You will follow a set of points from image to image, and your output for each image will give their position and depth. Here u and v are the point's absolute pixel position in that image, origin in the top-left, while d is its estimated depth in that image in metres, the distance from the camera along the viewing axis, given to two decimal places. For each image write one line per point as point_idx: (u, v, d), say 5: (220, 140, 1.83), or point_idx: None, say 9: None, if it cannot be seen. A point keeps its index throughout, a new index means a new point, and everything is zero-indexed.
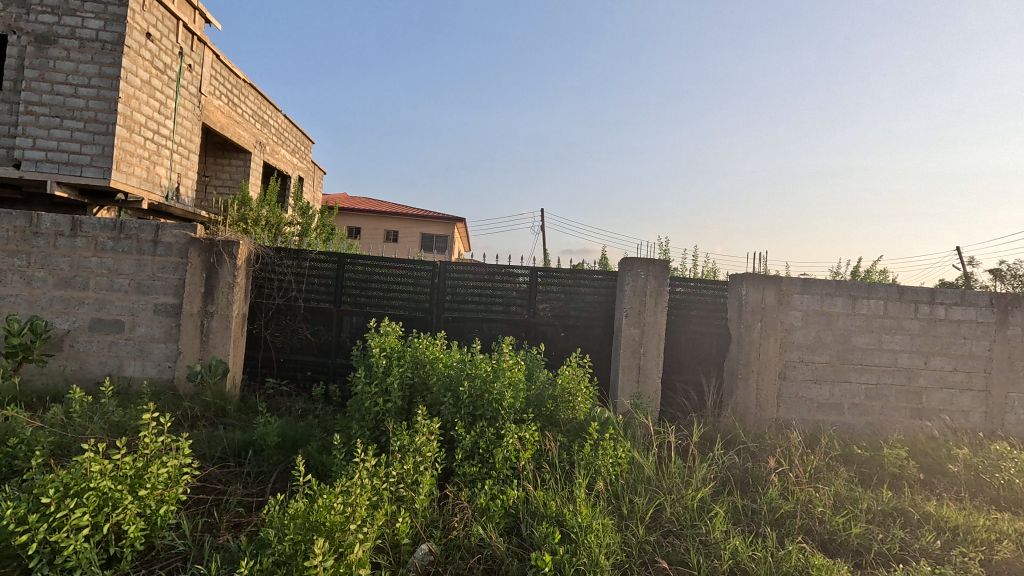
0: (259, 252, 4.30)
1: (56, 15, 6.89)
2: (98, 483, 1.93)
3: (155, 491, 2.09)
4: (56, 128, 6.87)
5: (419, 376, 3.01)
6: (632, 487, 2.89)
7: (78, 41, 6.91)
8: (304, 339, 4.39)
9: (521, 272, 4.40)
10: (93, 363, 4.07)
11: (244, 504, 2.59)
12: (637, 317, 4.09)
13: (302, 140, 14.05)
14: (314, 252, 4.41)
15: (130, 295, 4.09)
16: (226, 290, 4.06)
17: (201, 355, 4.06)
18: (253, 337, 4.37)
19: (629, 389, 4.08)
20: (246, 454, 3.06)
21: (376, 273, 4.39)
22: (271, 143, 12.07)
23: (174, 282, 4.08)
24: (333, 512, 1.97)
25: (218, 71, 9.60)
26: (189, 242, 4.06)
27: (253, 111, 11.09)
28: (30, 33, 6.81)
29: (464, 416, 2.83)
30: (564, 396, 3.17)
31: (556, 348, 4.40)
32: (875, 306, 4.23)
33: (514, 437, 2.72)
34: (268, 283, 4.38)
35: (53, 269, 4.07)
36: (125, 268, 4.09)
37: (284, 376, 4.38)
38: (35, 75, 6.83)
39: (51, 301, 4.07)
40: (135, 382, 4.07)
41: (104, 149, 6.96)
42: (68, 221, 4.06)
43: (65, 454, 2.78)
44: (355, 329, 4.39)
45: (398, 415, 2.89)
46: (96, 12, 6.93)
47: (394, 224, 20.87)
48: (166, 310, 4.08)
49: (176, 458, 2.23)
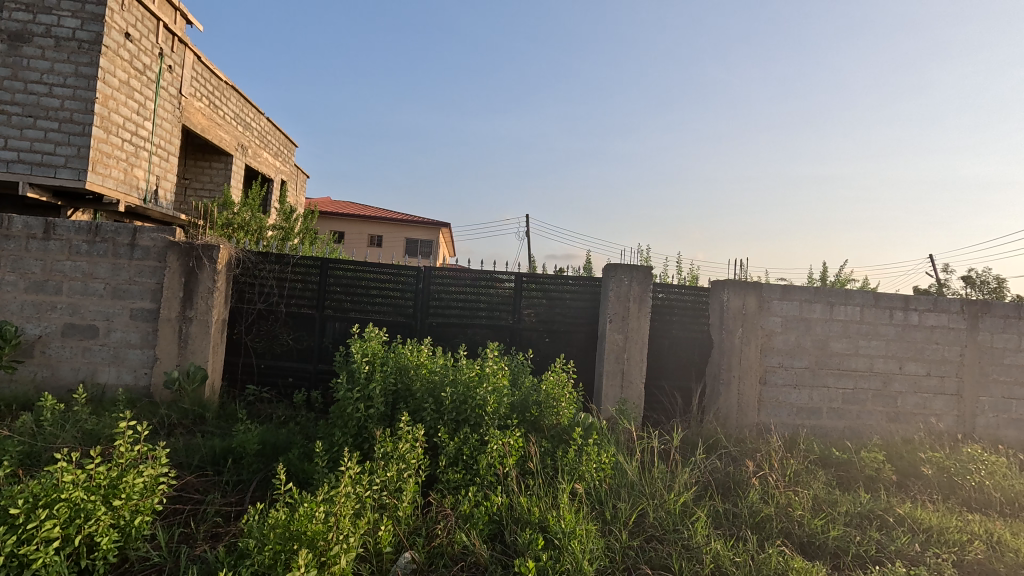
0: (240, 256, 4.24)
1: (30, 13, 6.73)
2: (70, 494, 1.88)
3: (130, 501, 2.04)
4: (29, 128, 6.70)
5: (402, 382, 2.99)
6: (615, 492, 2.91)
7: (53, 40, 6.77)
8: (286, 344, 4.33)
9: (505, 277, 4.41)
10: (66, 369, 3.96)
11: (222, 514, 2.53)
12: (621, 323, 4.13)
13: (286, 144, 13.95)
14: (296, 257, 4.36)
15: (104, 300, 3.99)
16: (205, 295, 3.99)
17: (179, 361, 3.97)
18: (234, 342, 4.30)
19: (613, 394, 4.11)
20: (224, 462, 3.00)
21: (359, 277, 4.35)
22: (254, 147, 11.93)
23: (151, 286, 4.00)
24: (314, 520, 1.94)
25: (200, 73, 9.47)
26: (167, 246, 3.98)
27: (235, 114, 10.95)
28: (4, 32, 6.66)
29: (448, 422, 2.81)
30: (549, 401, 3.13)
31: (541, 353, 4.41)
32: (852, 312, 4.33)
33: (499, 443, 2.71)
34: (249, 288, 4.32)
35: (25, 273, 3.96)
36: (100, 273, 3.99)
37: (265, 382, 4.31)
38: (8, 74, 6.68)
39: (21, 306, 3.96)
40: (110, 390, 3.96)
41: (80, 150, 6.79)
42: (41, 224, 3.95)
43: (35, 464, 2.70)
44: (338, 334, 4.35)
45: (381, 421, 2.86)
46: (74, 11, 6.80)
47: (379, 229, 20.76)
48: (143, 315, 3.99)
49: (153, 467, 2.17)
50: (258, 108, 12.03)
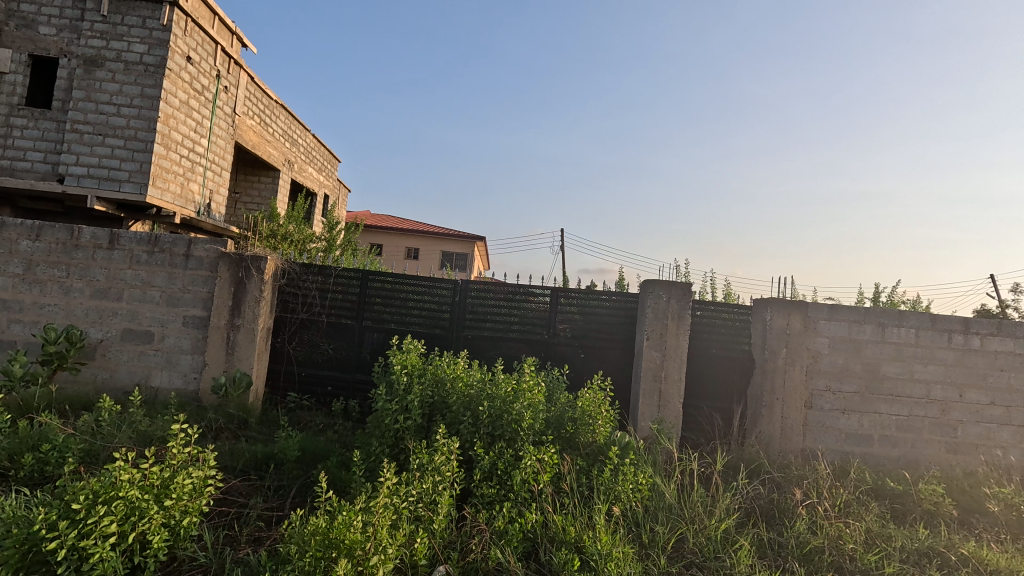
0: (286, 266, 4.41)
1: (104, 40, 7.30)
2: (126, 493, 1.96)
3: (180, 502, 2.12)
4: (98, 145, 7.20)
5: (439, 394, 3.02)
6: (652, 515, 2.83)
7: (123, 64, 7.29)
8: (326, 353, 4.45)
9: (541, 292, 4.41)
10: (123, 372, 4.18)
11: (264, 518, 2.60)
12: (658, 341, 4.05)
13: (330, 159, 14.50)
14: (337, 268, 4.50)
15: (160, 307, 4.21)
16: (253, 303, 4.16)
17: (226, 367, 4.13)
18: (277, 350, 4.44)
19: (650, 413, 4.02)
20: (266, 467, 3.08)
21: (398, 289, 4.45)
22: (300, 162, 12.43)
23: (203, 295, 4.19)
24: (352, 529, 1.97)
25: (253, 93, 9.99)
26: (219, 256, 4.18)
27: (284, 131, 11.46)
28: (81, 57, 7.25)
29: (483, 436, 2.81)
30: (584, 419, 3.09)
31: (576, 370, 4.37)
32: (905, 335, 4.11)
33: (533, 460, 2.68)
34: (293, 298, 4.47)
35: (90, 280, 4.22)
36: (157, 281, 4.21)
37: (305, 390, 4.43)
38: (82, 96, 7.23)
39: (86, 311, 4.21)
40: (162, 393, 4.15)
41: (142, 166, 7.23)
42: (107, 234, 4.22)
43: (94, 462, 2.85)
44: (376, 345, 4.43)
45: (417, 433, 2.89)
46: (142, 37, 7.32)
47: (416, 241, 21.20)
48: (194, 322, 4.19)
49: (201, 469, 2.25)
50: (305, 126, 12.57)
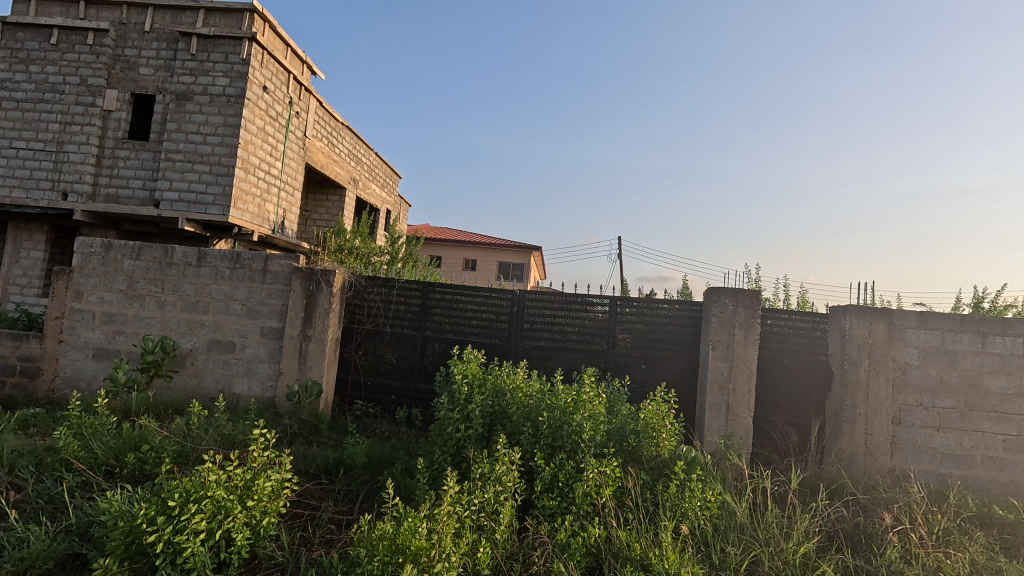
0: (353, 280, 4.62)
1: (193, 76, 8.03)
2: (214, 492, 2.12)
3: (260, 503, 2.26)
4: (188, 171, 7.90)
5: (499, 404, 3.03)
6: (723, 534, 2.69)
7: (209, 96, 7.98)
8: (390, 363, 4.60)
9: (600, 301, 4.35)
10: (209, 380, 4.52)
11: (335, 521, 2.71)
12: (725, 351, 3.88)
13: (392, 176, 15.10)
14: (400, 281, 4.65)
15: (241, 319, 4.52)
16: (323, 315, 4.38)
17: (299, 376, 4.37)
18: (345, 360, 4.65)
19: (718, 427, 3.84)
20: (336, 472, 3.22)
21: (457, 300, 4.54)
22: (364, 180, 13.03)
23: (278, 308, 4.47)
24: (417, 536, 2.01)
25: (322, 117, 10.62)
26: (292, 271, 4.45)
27: (349, 151, 12.07)
28: (173, 93, 8.01)
29: (543, 447, 2.80)
30: (647, 431, 3.00)
31: (637, 381, 4.26)
32: (1012, 345, 3.70)
33: (595, 472, 2.63)
34: (359, 310, 4.67)
35: (182, 294, 4.61)
36: (239, 295, 4.54)
37: (371, 398, 4.60)
38: (175, 127, 7.97)
39: (178, 323, 4.60)
40: (242, 399, 4.46)
41: (225, 189, 7.85)
42: (196, 253, 4.60)
43: (186, 462, 3.10)
44: (437, 355, 4.54)
45: (479, 442, 2.92)
46: (225, 71, 7.99)
47: (474, 253, 21.58)
48: (271, 333, 4.47)
49: (279, 473, 2.39)
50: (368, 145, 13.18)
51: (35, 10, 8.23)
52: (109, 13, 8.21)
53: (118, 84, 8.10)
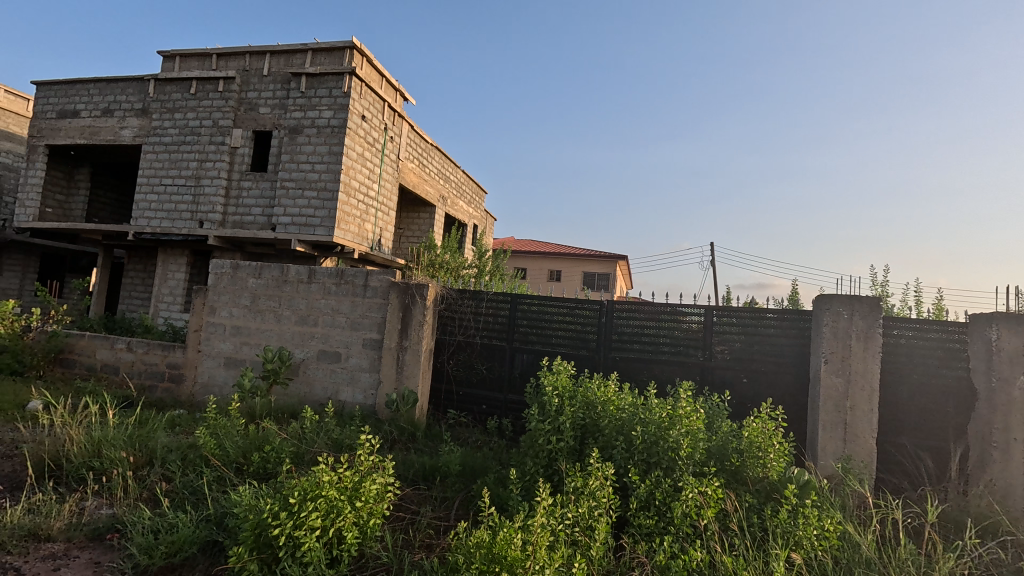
0: (444, 293, 4.81)
1: (303, 111, 8.89)
2: (327, 492, 2.29)
3: (367, 504, 2.41)
4: (299, 197, 8.72)
5: (590, 417, 2.99)
6: (846, 569, 2.42)
7: (316, 128, 8.79)
8: (480, 374, 4.72)
9: (694, 311, 4.16)
10: (319, 387, 4.91)
11: (433, 527, 2.81)
12: (840, 365, 3.53)
13: (478, 192, 15.61)
14: (489, 293, 4.77)
15: (346, 331, 4.88)
16: (417, 327, 4.60)
17: (397, 385, 4.61)
18: (438, 370, 4.84)
19: (834, 448, 3.48)
20: (433, 478, 3.34)
21: (545, 312, 4.56)
22: (452, 197, 13.59)
23: (378, 320, 4.77)
24: (513, 547, 2.03)
25: (413, 140, 11.27)
26: (390, 285, 4.74)
27: (438, 170, 12.66)
28: (287, 128, 8.92)
29: (638, 463, 2.71)
30: (752, 451, 2.79)
31: (738, 396, 4.00)
32: None
33: (695, 492, 2.49)
34: (451, 322, 4.85)
35: (295, 309, 5.08)
36: (343, 308, 4.91)
37: (463, 408, 4.73)
38: (288, 158, 8.86)
39: (292, 335, 5.07)
40: (348, 406, 4.79)
41: (330, 211, 8.56)
42: (307, 271, 5.05)
43: (301, 462, 3.38)
44: (526, 366, 4.58)
45: (571, 455, 2.89)
46: (329, 104, 8.77)
47: (558, 264, 21.59)
48: (372, 344, 4.77)
49: (383, 477, 2.54)
50: (456, 163, 13.74)
51: (179, 66, 9.60)
52: (235, 62, 9.36)
53: (243, 123, 9.18)
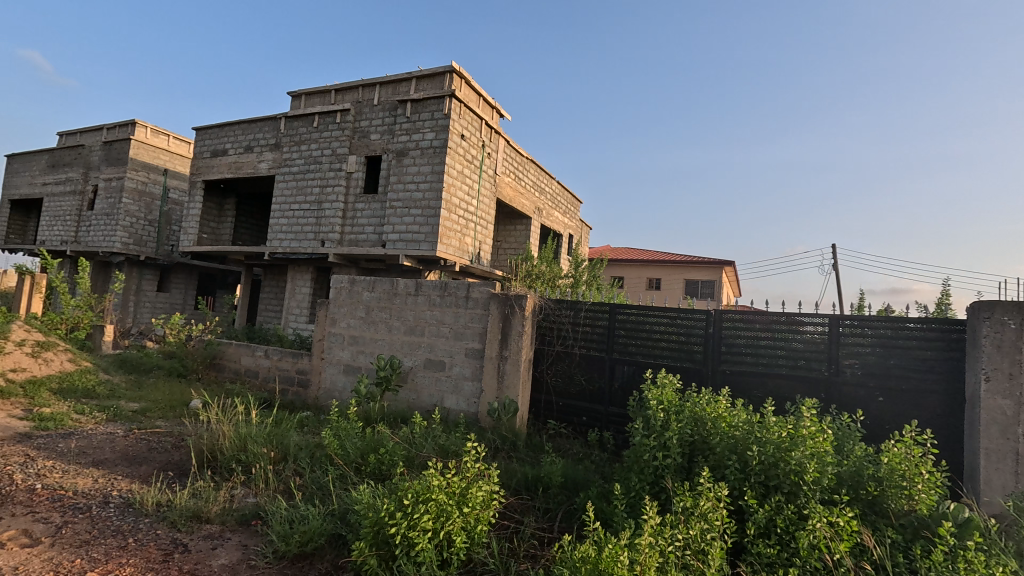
0: (543, 303, 4.86)
1: (408, 135, 9.54)
2: (437, 496, 2.40)
3: (474, 510, 2.49)
4: (405, 215, 9.34)
5: (699, 434, 2.83)
6: None
7: (420, 150, 9.38)
8: (580, 385, 4.68)
9: (816, 321, 3.79)
10: (426, 394, 5.18)
11: (537, 537, 2.83)
12: (1007, 384, 3.00)
13: (573, 201, 15.60)
14: (587, 303, 4.73)
15: (450, 341, 5.11)
16: (517, 337, 4.69)
17: (498, 394, 4.73)
18: (538, 380, 4.88)
19: (1002, 483, 2.96)
20: (535, 489, 3.36)
21: (646, 322, 4.42)
22: (547, 208, 13.72)
23: (479, 330, 4.93)
24: (619, 565, 1.97)
25: (509, 154, 11.58)
26: (490, 297, 4.88)
27: (534, 182, 12.87)
28: (395, 152, 9.62)
29: (754, 485, 2.52)
30: (894, 480, 2.46)
31: (873, 417, 3.55)
32: None
33: (823, 521, 2.24)
34: (550, 332, 4.87)
35: (404, 319, 5.42)
36: (447, 319, 5.14)
37: (563, 419, 4.72)
38: (396, 180, 9.53)
39: (402, 344, 5.41)
40: (452, 413, 5.00)
41: (434, 227, 9.05)
42: (414, 284, 5.38)
43: (412, 465, 3.58)
44: (627, 379, 4.46)
45: (678, 473, 2.76)
46: (431, 127, 9.32)
47: (658, 271, 20.83)
48: (474, 354, 4.94)
49: (488, 484, 2.61)
50: (551, 174, 13.87)
51: (305, 103, 10.78)
52: (350, 95, 10.31)
53: (357, 150, 10.06)
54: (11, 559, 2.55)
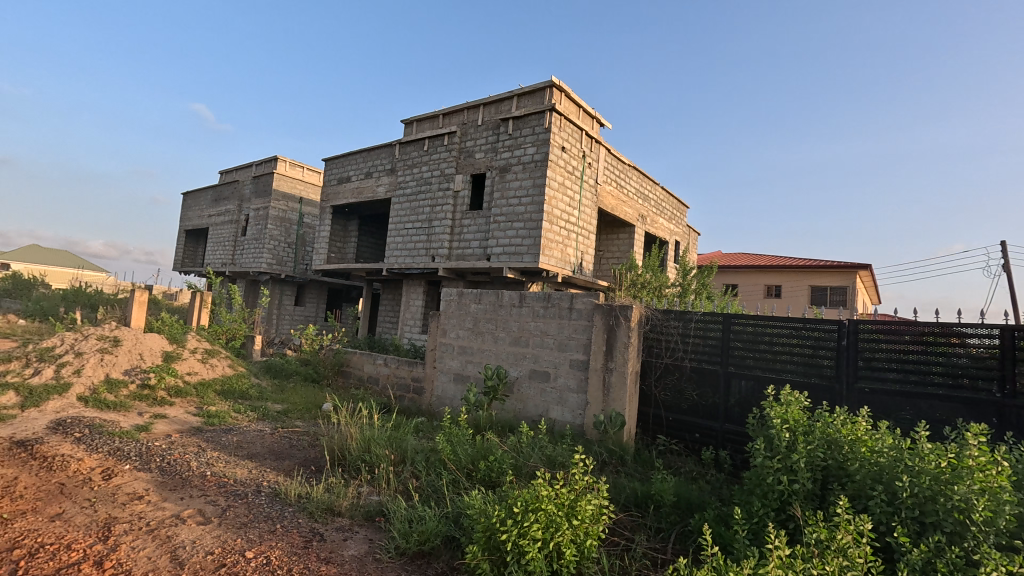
0: (649, 314, 4.71)
1: (510, 151, 9.85)
2: (546, 506, 2.42)
3: (584, 524, 2.47)
4: (509, 229, 9.61)
5: (834, 459, 2.55)
6: None
7: (522, 165, 9.63)
8: (692, 400, 4.44)
9: (981, 333, 3.24)
10: (532, 404, 5.25)
11: (649, 557, 2.73)
12: None
13: (679, 207, 14.96)
14: (698, 313, 4.50)
15: (554, 352, 5.14)
16: (623, 349, 4.59)
17: (604, 406, 4.65)
18: (646, 394, 4.72)
19: None
20: (646, 506, 3.24)
21: (766, 333, 4.10)
22: (652, 215, 13.30)
23: (584, 341, 4.91)
24: None
25: (611, 163, 11.44)
26: (594, 307, 4.84)
27: (637, 189, 12.56)
28: (498, 168, 9.97)
29: (906, 521, 2.20)
30: None
31: None
32: None
33: (1002, 569, 1.86)
34: (657, 344, 4.70)
35: (509, 330, 5.56)
36: (551, 330, 5.18)
37: (674, 435, 4.51)
38: (499, 195, 9.87)
39: (507, 355, 5.55)
40: (558, 424, 5.01)
41: (536, 239, 9.19)
42: (518, 295, 5.51)
43: (520, 474, 3.65)
44: (745, 394, 4.15)
45: (809, 500, 2.51)
46: (532, 141, 9.53)
47: (778, 278, 19.15)
48: (579, 365, 4.92)
49: (597, 498, 2.57)
50: (655, 180, 13.45)
51: (416, 129, 11.61)
52: (456, 118, 10.91)
53: (463, 169, 10.58)
54: (191, 533, 3.02)
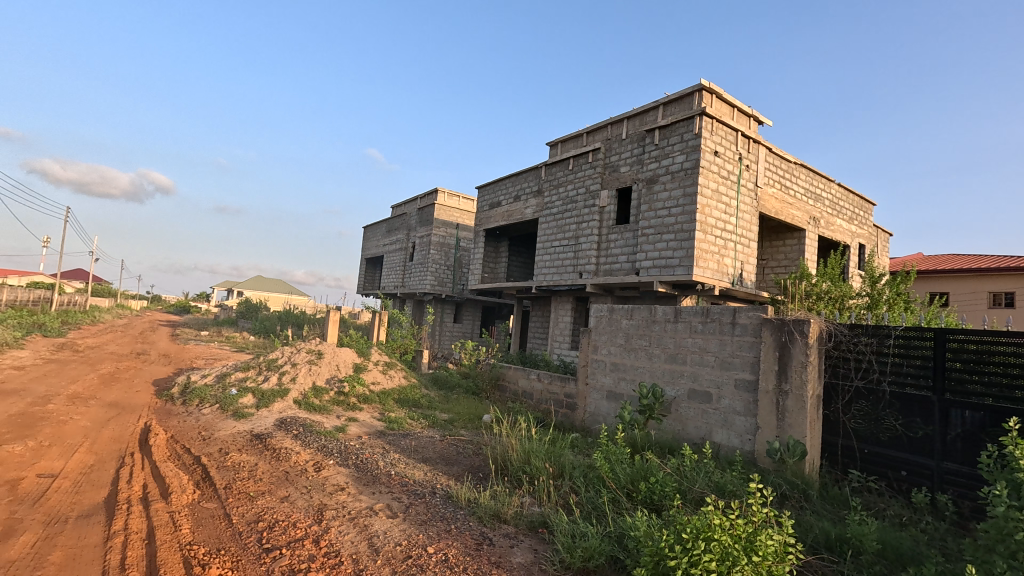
0: (832, 329, 4.15)
1: (657, 161, 9.57)
2: (720, 536, 2.26)
3: (766, 561, 2.24)
4: (658, 242, 9.29)
5: None
6: None
7: (671, 175, 9.27)
8: (894, 430, 3.76)
9: None
10: (692, 426, 4.95)
11: None
12: None
13: (862, 205, 12.95)
14: (898, 328, 3.83)
15: (715, 370, 4.80)
16: (799, 368, 4.09)
17: (779, 433, 4.19)
18: (831, 420, 4.14)
19: None
20: (841, 551, 2.82)
21: (998, 352, 3.33)
22: (827, 216, 11.73)
23: (751, 359, 4.51)
24: None
25: (772, 163, 10.41)
26: (762, 322, 4.42)
27: (806, 189, 11.20)
28: (644, 181, 9.75)
29: None
30: None
31: None
32: None
33: None
34: (844, 363, 4.11)
35: (664, 347, 5.35)
36: (711, 347, 4.85)
37: (871, 470, 3.86)
38: (647, 208, 9.62)
39: (663, 372, 5.33)
40: (724, 449, 4.64)
41: (689, 251, 8.73)
42: (673, 310, 5.28)
43: (685, 499, 3.46)
44: (970, 427, 3.39)
45: None
46: (681, 149, 9.14)
47: (1008, 283, 15.36)
48: (746, 385, 4.53)
49: (781, 534, 2.32)
50: (829, 177, 11.87)
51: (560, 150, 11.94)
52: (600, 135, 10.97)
53: (608, 185, 10.55)
54: (383, 524, 3.44)
